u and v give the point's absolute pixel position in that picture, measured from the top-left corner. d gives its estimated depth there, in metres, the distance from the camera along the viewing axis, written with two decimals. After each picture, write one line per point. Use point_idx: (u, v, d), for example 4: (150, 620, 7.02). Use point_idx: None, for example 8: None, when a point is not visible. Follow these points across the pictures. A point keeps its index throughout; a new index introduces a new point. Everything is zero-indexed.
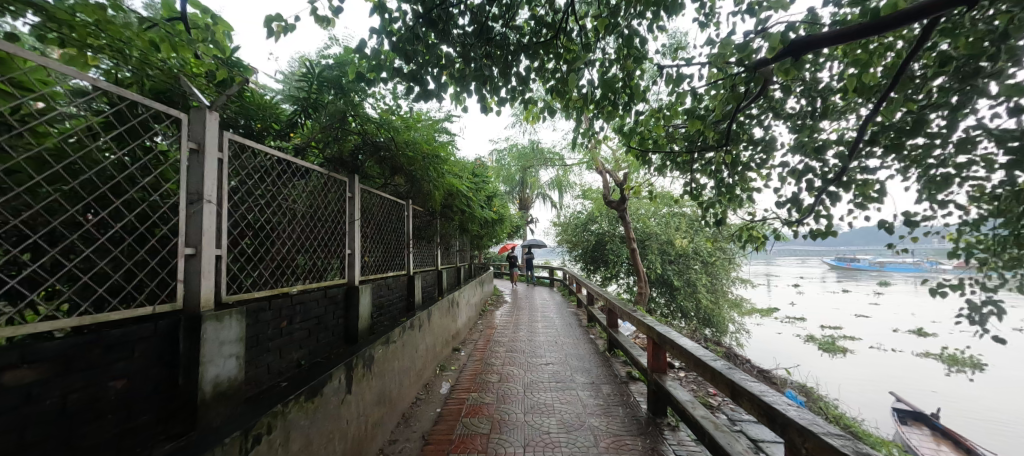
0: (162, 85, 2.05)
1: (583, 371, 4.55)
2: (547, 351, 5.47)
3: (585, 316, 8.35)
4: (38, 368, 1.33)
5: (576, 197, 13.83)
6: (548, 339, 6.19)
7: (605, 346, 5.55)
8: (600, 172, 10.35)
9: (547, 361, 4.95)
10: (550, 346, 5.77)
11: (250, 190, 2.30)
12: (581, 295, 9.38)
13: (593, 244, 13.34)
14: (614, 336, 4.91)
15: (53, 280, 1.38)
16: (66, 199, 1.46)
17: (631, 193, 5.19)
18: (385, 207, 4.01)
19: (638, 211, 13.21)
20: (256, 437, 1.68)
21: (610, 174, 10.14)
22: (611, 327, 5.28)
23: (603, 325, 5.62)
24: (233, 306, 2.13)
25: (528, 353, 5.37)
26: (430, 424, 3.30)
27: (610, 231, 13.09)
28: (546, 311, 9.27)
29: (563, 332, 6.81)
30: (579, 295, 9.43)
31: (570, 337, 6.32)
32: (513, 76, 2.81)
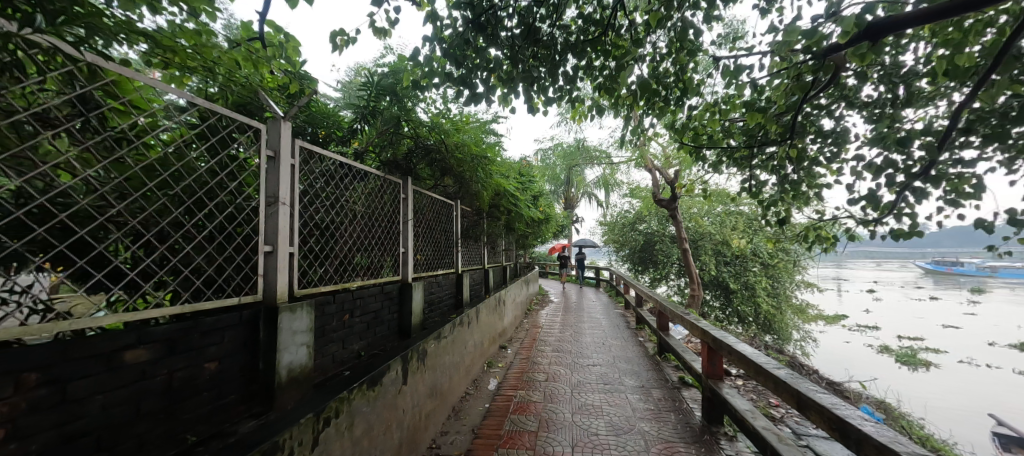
0: (243, 99, 2.28)
1: (632, 374, 4.43)
2: (593, 352, 5.39)
3: (633, 318, 8.10)
4: (150, 348, 1.55)
5: (623, 196, 13.46)
6: (594, 341, 6.08)
7: (655, 350, 5.36)
8: (648, 170, 9.99)
9: (594, 363, 4.88)
10: (595, 347, 5.68)
11: (317, 192, 2.49)
12: (629, 297, 9.10)
13: (641, 244, 12.92)
14: (664, 339, 4.74)
15: (162, 273, 1.60)
16: (171, 203, 1.69)
17: (684, 191, 4.98)
18: (435, 207, 4.17)
19: (691, 210, 12.56)
20: (325, 419, 1.83)
21: (660, 171, 9.75)
22: (661, 331, 5.10)
23: (653, 328, 5.44)
24: (303, 299, 2.32)
25: (574, 354, 5.32)
26: (479, 419, 3.38)
27: (659, 231, 12.59)
28: (591, 312, 9.12)
29: (609, 333, 6.67)
30: (627, 296, 9.18)
31: (617, 339, 6.18)
32: (561, 75, 2.80)
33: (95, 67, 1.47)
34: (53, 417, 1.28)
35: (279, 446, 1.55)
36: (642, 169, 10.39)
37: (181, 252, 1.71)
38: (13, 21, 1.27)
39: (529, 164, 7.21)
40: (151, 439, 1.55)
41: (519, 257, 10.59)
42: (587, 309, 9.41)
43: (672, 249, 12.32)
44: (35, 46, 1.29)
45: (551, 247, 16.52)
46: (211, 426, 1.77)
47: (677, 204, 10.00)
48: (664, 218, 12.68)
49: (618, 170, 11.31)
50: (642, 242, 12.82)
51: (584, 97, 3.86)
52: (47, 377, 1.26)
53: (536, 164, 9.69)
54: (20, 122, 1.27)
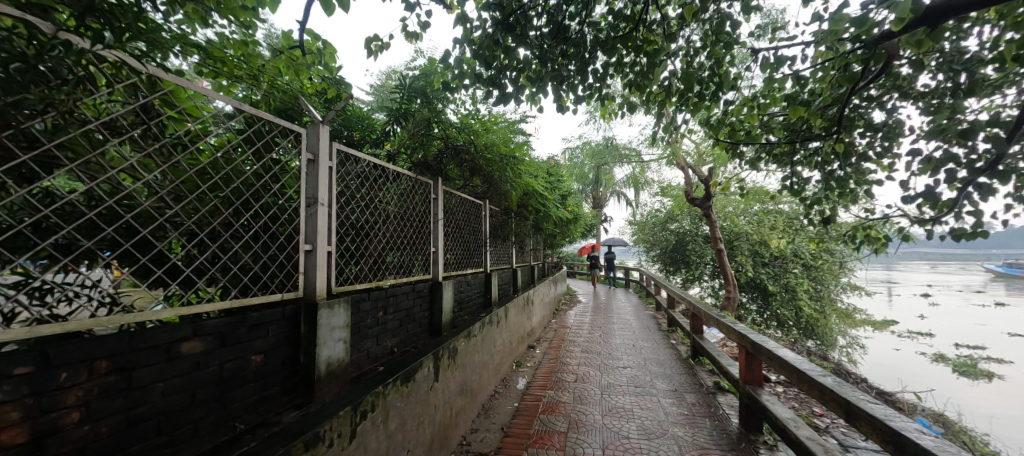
0: (284, 105, 2.40)
1: (664, 377, 4.32)
2: (623, 354, 5.30)
3: (664, 320, 7.89)
4: (204, 340, 1.66)
5: (654, 195, 13.12)
6: (623, 342, 5.97)
7: (687, 353, 5.21)
8: (680, 168, 9.70)
9: (624, 365, 4.79)
10: (625, 349, 5.58)
11: (353, 193, 2.58)
12: (659, 298, 8.88)
13: (672, 244, 12.57)
14: (699, 343, 4.59)
15: (213, 270, 1.71)
16: (222, 204, 1.80)
17: (720, 189, 4.81)
18: (465, 207, 4.22)
19: (725, 208, 12.09)
20: (362, 413, 1.89)
21: (692, 169, 9.44)
22: (695, 334, 4.95)
23: (687, 331, 5.29)
24: (340, 296, 2.42)
25: (603, 355, 5.24)
26: (508, 418, 3.39)
27: (692, 231, 12.20)
28: (620, 313, 8.95)
29: (639, 335, 6.53)
30: (658, 298, 8.93)
31: (647, 342, 6.04)
32: (591, 73, 2.76)
33: (155, 78, 1.58)
34: (121, 402, 1.39)
35: (319, 437, 1.62)
36: (673, 167, 10.10)
37: (230, 251, 1.83)
38: (85, 38, 1.39)
39: (557, 163, 7.18)
40: (204, 426, 1.65)
41: (547, 256, 10.56)
42: (616, 310, 9.26)
43: (705, 249, 11.91)
44: (103, 60, 1.40)
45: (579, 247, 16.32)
46: (257, 415, 1.87)
47: (710, 202, 9.66)
48: (697, 216, 12.28)
49: (648, 168, 11.04)
50: (673, 242, 12.47)
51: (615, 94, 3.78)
52: (115, 365, 1.38)
53: (564, 163, 9.62)
54: (91, 131, 1.39)
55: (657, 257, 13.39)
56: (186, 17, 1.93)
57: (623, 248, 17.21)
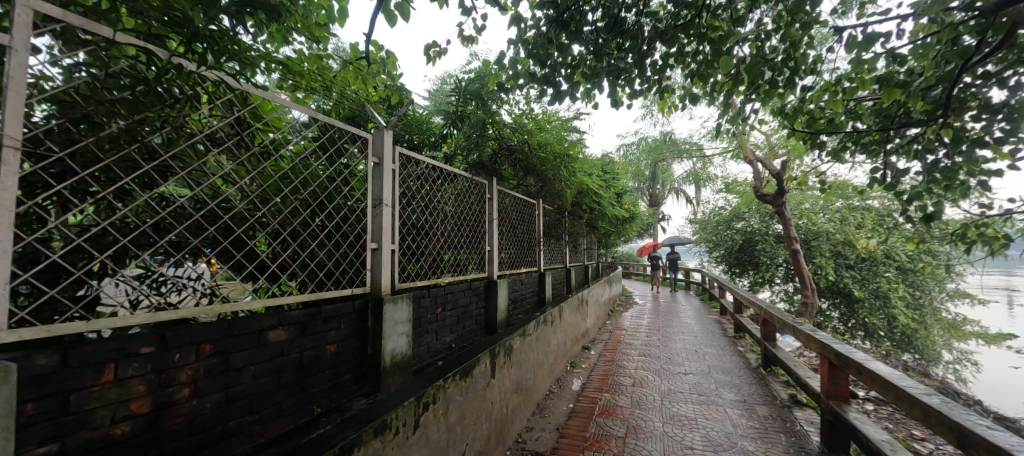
0: (352, 113, 2.60)
1: (731, 387, 4.04)
2: (684, 359, 5.04)
3: (730, 326, 7.37)
4: (287, 330, 1.83)
5: (716, 191, 12.29)
6: (684, 348, 5.66)
7: (758, 363, 4.82)
8: (748, 161, 9.00)
9: (686, 371, 4.54)
10: (686, 354, 5.29)
11: (414, 194, 2.71)
12: (724, 302, 8.31)
13: (738, 244, 11.68)
14: (772, 351, 4.23)
15: (293, 266, 1.89)
16: (302, 206, 1.97)
17: (795, 184, 4.40)
18: (518, 207, 4.25)
19: (801, 205, 10.99)
20: (425, 404, 1.97)
21: (761, 163, 8.72)
22: (767, 341, 4.58)
23: (758, 338, 4.90)
24: (402, 292, 2.55)
25: (661, 360, 5.02)
26: (564, 418, 3.37)
27: (762, 230, 11.25)
28: (679, 316, 8.51)
29: (701, 340, 6.16)
30: (722, 302, 8.36)
31: (712, 348, 5.68)
32: (648, 66, 2.65)
33: (247, 93, 1.76)
34: (221, 381, 1.57)
35: (386, 424, 1.72)
36: (739, 161, 9.40)
37: (308, 249, 2.00)
38: (193, 61, 1.55)
39: (611, 160, 6.99)
40: (287, 407, 1.82)
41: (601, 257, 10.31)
42: (676, 314, 8.79)
43: (778, 250, 10.93)
44: (206, 80, 1.58)
45: (639, 248, 15.54)
46: (331, 400, 2.03)
47: (784, 198, 8.88)
48: (768, 214, 11.32)
49: (711, 163, 10.36)
50: (740, 242, 11.58)
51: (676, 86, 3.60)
52: (216, 348, 1.56)
53: (618, 160, 9.33)
54: (196, 142, 1.58)
55: (721, 258, 12.54)
56: (270, 38, 2.15)
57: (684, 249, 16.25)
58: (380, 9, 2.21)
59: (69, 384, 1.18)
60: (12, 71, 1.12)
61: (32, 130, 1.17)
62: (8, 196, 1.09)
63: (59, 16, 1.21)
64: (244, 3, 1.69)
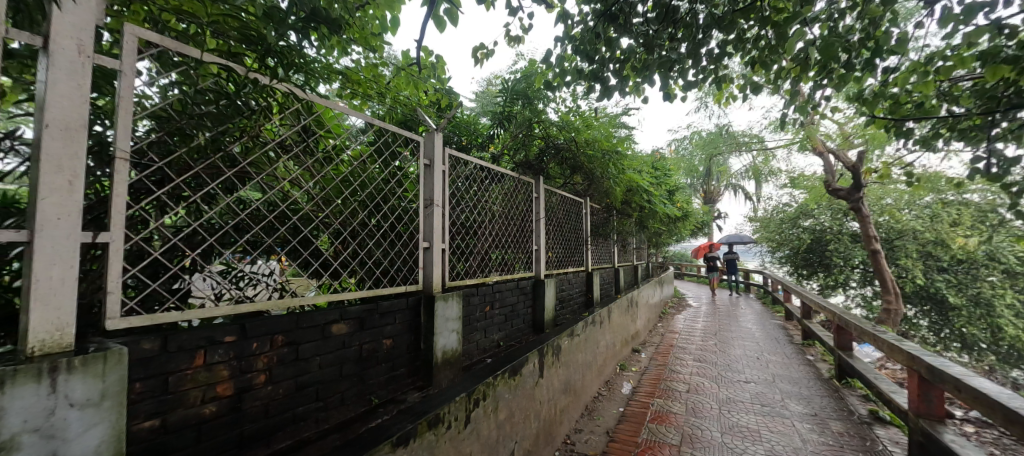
0: (404, 117, 2.72)
1: (800, 399, 3.73)
2: (744, 367, 4.72)
3: (798, 333, 6.78)
4: (348, 323, 1.94)
5: (780, 186, 11.38)
6: (744, 354, 5.30)
7: (831, 374, 4.40)
8: (817, 153, 8.24)
9: (748, 380, 4.25)
10: (747, 362, 4.95)
11: (463, 194, 2.77)
12: (791, 307, 7.67)
13: (805, 243, 10.73)
14: (849, 362, 3.85)
15: (352, 264, 2.00)
16: (360, 207, 2.09)
17: (876, 176, 3.96)
18: (566, 206, 4.21)
19: (881, 200, 9.87)
20: (475, 401, 2.01)
21: (833, 154, 7.95)
22: (842, 351, 4.18)
23: (830, 347, 4.49)
24: (452, 290, 2.62)
25: (720, 366, 4.74)
26: (614, 422, 3.28)
27: (833, 228, 10.27)
28: (738, 320, 7.99)
29: (763, 347, 5.73)
30: (789, 307, 7.71)
31: (777, 356, 5.26)
32: (704, 55, 2.50)
33: (312, 103, 1.89)
34: (292, 370, 1.71)
35: (439, 418, 1.77)
36: (806, 153, 8.63)
37: (365, 248, 2.11)
38: (266, 76, 1.68)
39: (662, 156, 6.71)
40: (349, 396, 1.94)
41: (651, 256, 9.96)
42: (734, 318, 8.27)
43: (854, 250, 9.89)
44: (276, 92, 1.71)
45: (695, 248, 14.43)
46: (388, 392, 2.13)
47: (862, 194, 8.15)
48: (841, 210, 10.29)
49: (773, 156, 9.60)
50: (807, 242, 10.63)
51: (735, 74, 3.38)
52: (287, 339, 1.70)
53: (670, 156, 8.93)
54: (269, 150, 1.72)
55: (785, 258, 11.59)
56: (331, 51, 2.30)
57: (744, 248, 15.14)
58: (430, 16, 2.27)
59: (167, 367, 1.33)
60: (121, 91, 1.27)
61: (137, 143, 1.32)
62: (119, 201, 1.26)
63: (157, 41, 1.35)
64: (309, 18, 1.81)
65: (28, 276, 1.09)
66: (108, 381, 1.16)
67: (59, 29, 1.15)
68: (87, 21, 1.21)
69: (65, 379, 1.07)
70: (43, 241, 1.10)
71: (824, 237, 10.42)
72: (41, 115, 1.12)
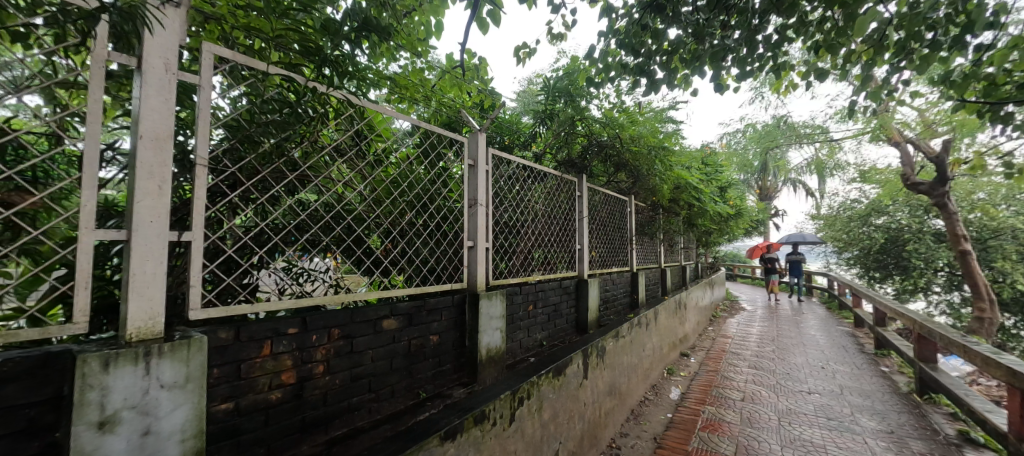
0: (447, 119, 2.79)
1: (873, 414, 3.40)
2: (806, 377, 4.38)
3: (869, 341, 6.19)
4: (397, 319, 2.02)
5: (848, 181, 10.46)
6: (806, 363, 4.93)
7: (910, 388, 3.98)
8: (893, 143, 7.46)
9: (811, 391, 3.94)
10: (809, 371, 4.60)
11: (505, 194, 2.80)
12: (862, 313, 7.02)
13: (876, 243, 9.77)
14: (934, 377, 3.47)
15: (400, 262, 2.07)
16: (408, 207, 2.16)
17: (966, 168, 3.52)
18: (609, 204, 4.12)
19: (972, 195, 8.75)
20: (520, 399, 2.02)
21: (911, 144, 7.17)
22: (925, 363, 3.79)
23: (910, 358, 4.08)
24: (495, 288, 2.65)
25: (779, 375, 4.43)
26: (661, 428, 3.18)
27: (913, 227, 9.27)
28: (799, 326, 7.44)
29: (829, 356, 5.29)
30: (859, 313, 7.06)
31: (845, 366, 4.83)
32: (761, 42, 2.35)
33: (364, 109, 1.98)
34: (347, 362, 1.81)
35: (485, 414, 1.79)
36: (878, 143, 7.85)
37: (412, 246, 2.18)
38: (323, 85, 1.78)
39: (713, 151, 6.39)
40: (398, 389, 2.02)
41: (700, 257, 9.51)
42: (794, 323, 7.70)
43: (936, 251, 8.86)
44: (332, 99, 1.81)
45: (751, 247, 12.70)
46: (435, 386, 2.19)
47: (947, 188, 7.31)
48: (920, 207, 9.34)
49: (840, 148, 8.81)
50: (880, 241, 9.64)
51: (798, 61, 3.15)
52: (343, 333, 1.79)
53: (721, 151, 8.48)
54: (326, 154, 1.82)
55: (854, 260, 10.59)
56: (380, 58, 2.39)
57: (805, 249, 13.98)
58: (474, 18, 2.31)
59: (240, 355, 1.45)
60: (200, 104, 1.40)
61: (214, 151, 1.45)
62: (200, 203, 1.39)
63: (230, 57, 1.47)
64: (361, 28, 1.90)
65: (127, 271, 1.23)
66: (192, 367, 1.29)
67: (150, 51, 1.29)
68: (172, 42, 1.35)
69: (157, 363, 1.20)
70: (139, 239, 1.24)
71: (900, 236, 9.42)
72: (137, 127, 1.26)
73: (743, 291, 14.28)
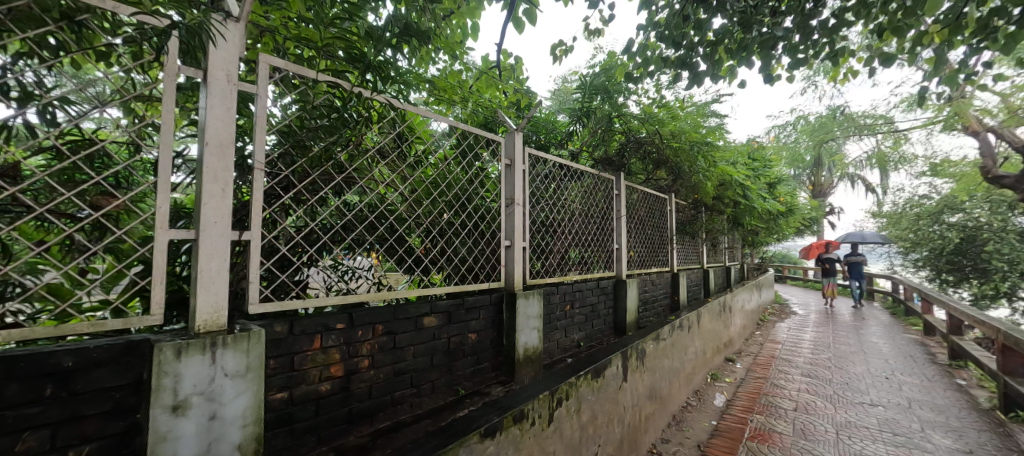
0: (484, 119, 2.85)
1: (949, 431, 3.10)
2: (867, 387, 4.06)
3: (941, 351, 5.64)
4: (437, 316, 2.07)
5: (915, 175, 9.61)
6: (868, 373, 4.57)
7: (993, 405, 3.59)
8: (970, 133, 6.76)
9: (874, 403, 3.64)
10: (871, 381, 4.26)
11: (542, 193, 2.79)
12: (933, 320, 6.40)
13: (948, 244, 8.90)
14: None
15: (439, 261, 2.12)
16: (446, 208, 2.21)
17: None
18: (649, 202, 4.01)
19: None
20: (558, 400, 2.00)
21: (990, 133, 6.48)
22: (1011, 377, 3.42)
23: (993, 371, 3.68)
24: (532, 288, 2.65)
25: (837, 385, 4.14)
26: (705, 435, 3.06)
27: (993, 225, 8.36)
28: (859, 333, 6.90)
29: (894, 366, 4.87)
30: (931, 320, 6.44)
31: (913, 377, 4.43)
32: (817, 28, 2.21)
33: (405, 112, 2.04)
34: (390, 357, 1.87)
35: (525, 414, 1.80)
36: (952, 133, 7.13)
37: (451, 246, 2.23)
38: (368, 90, 1.85)
39: (760, 145, 6.07)
40: (438, 385, 2.07)
41: (745, 257, 9.05)
42: (853, 330, 7.15)
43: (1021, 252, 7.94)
44: (375, 104, 1.87)
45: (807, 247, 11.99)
46: (474, 384, 2.23)
47: None
48: (1003, 203, 8.26)
49: (905, 139, 8.08)
50: (953, 241, 8.75)
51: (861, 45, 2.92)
52: (386, 329, 1.86)
53: (769, 145, 8.04)
54: (370, 157, 1.89)
55: (922, 261, 9.68)
56: (421, 62, 2.46)
57: (865, 249, 12.93)
58: (511, 18, 2.32)
59: (293, 348, 1.54)
60: (258, 112, 1.50)
61: (270, 156, 1.55)
62: (258, 205, 1.48)
63: (283, 66, 1.56)
64: (402, 33, 1.97)
65: (197, 267, 1.33)
66: (252, 357, 1.38)
67: (214, 63, 1.39)
68: (234, 54, 1.45)
69: (222, 352, 1.30)
70: (207, 238, 1.34)
71: (977, 235, 8.52)
72: (203, 135, 1.36)
73: (793, 294, 13.44)
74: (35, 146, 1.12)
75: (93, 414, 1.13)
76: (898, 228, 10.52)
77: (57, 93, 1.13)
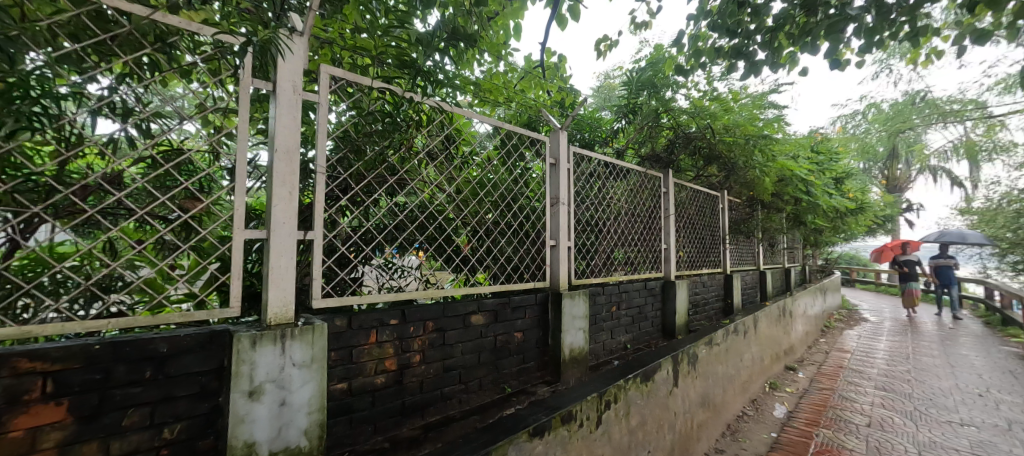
0: (529, 119, 2.90)
1: None
2: (955, 405, 3.64)
3: None
4: (484, 315, 2.11)
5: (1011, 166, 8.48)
6: (955, 388, 4.10)
7: None
8: None
9: (964, 422, 3.27)
10: (958, 398, 3.82)
11: (587, 192, 2.76)
12: None
13: None
14: None
15: (485, 260, 2.16)
16: (492, 207, 2.24)
17: None
18: (699, 200, 3.85)
19: None
20: (606, 402, 1.97)
21: None
22: None
23: None
24: (577, 288, 2.62)
25: (918, 400, 3.75)
26: (764, 447, 2.89)
27: None
28: (945, 344, 6.19)
29: (989, 382, 4.32)
30: None
31: (1013, 396, 3.91)
32: (895, 8, 2.01)
33: (453, 115, 2.10)
34: (440, 353, 1.93)
35: (572, 415, 1.79)
36: None
37: (497, 245, 2.26)
38: (417, 94, 1.92)
39: (824, 137, 5.61)
40: (485, 382, 2.10)
41: (806, 259, 8.41)
42: (937, 340, 6.43)
43: None
44: (425, 108, 1.93)
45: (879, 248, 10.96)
46: (519, 383, 2.25)
47: None
48: None
49: (1001, 125, 7.13)
50: None
51: (950, 21, 2.61)
52: (436, 326, 1.92)
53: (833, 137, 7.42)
54: (421, 160, 1.96)
55: None
56: (468, 64, 2.52)
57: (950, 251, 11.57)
58: (554, 17, 2.31)
59: (352, 341, 1.63)
60: (319, 120, 1.60)
61: (330, 160, 1.65)
62: (320, 206, 1.58)
63: (341, 75, 1.65)
64: (450, 38, 2.03)
65: (268, 265, 1.45)
66: (317, 349, 1.47)
67: (282, 75, 1.50)
68: (298, 66, 1.56)
69: (291, 343, 1.40)
70: (277, 238, 1.45)
71: None
72: (273, 143, 1.47)
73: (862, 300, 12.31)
74: (135, 157, 1.24)
75: (183, 396, 1.25)
76: (991, 226, 9.31)
77: (153, 108, 1.26)
